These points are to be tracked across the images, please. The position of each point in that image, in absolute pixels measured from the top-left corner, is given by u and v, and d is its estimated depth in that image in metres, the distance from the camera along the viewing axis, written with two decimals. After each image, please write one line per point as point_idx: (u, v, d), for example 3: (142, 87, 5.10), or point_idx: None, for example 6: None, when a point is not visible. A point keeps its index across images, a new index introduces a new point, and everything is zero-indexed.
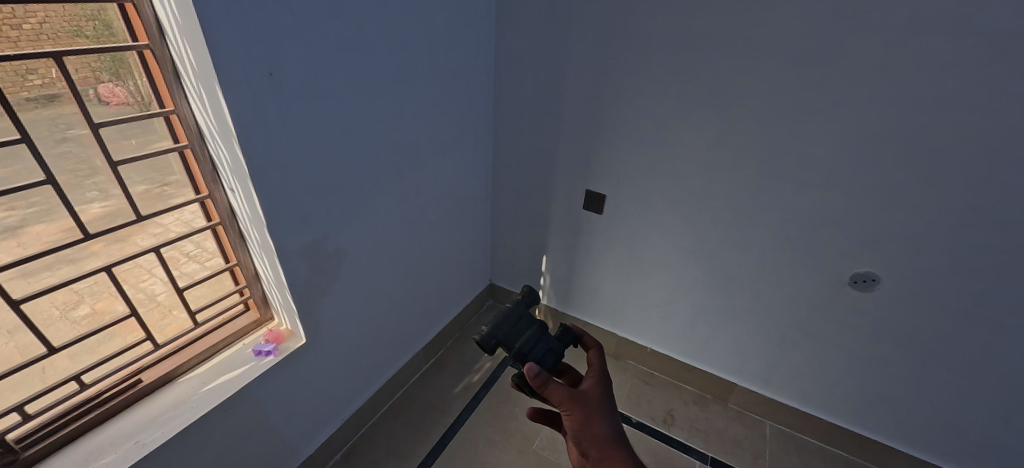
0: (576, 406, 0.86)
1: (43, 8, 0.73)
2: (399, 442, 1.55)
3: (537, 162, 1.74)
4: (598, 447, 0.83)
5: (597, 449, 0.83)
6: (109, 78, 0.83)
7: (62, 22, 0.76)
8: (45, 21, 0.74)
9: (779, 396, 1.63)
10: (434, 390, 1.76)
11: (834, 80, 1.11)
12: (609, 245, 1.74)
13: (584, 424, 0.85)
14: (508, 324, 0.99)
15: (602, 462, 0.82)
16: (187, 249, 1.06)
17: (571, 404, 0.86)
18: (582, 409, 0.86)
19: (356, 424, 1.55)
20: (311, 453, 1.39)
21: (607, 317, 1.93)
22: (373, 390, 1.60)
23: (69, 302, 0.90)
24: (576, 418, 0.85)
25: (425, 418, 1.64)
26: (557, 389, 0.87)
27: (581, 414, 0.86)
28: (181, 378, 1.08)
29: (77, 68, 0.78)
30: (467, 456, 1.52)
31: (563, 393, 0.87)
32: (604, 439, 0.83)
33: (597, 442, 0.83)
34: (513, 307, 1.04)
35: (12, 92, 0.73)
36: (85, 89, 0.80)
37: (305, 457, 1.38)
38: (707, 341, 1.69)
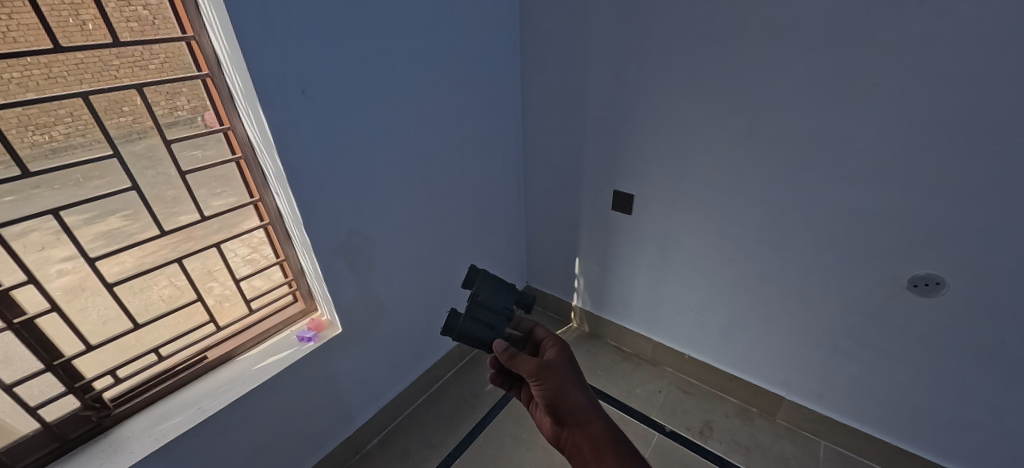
0: (545, 374, 0.85)
1: (163, 50, 0.96)
2: (430, 433, 1.62)
3: (567, 164, 1.75)
4: (574, 414, 0.82)
5: (574, 415, 0.82)
6: (211, 105, 1.04)
7: (176, 61, 0.97)
8: (166, 61, 0.97)
9: (834, 413, 1.46)
10: (467, 387, 1.82)
11: (870, 62, 1.02)
12: (641, 247, 1.69)
13: (558, 392, 0.84)
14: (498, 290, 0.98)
15: (578, 426, 0.81)
16: (264, 252, 1.29)
17: (540, 375, 0.85)
18: (556, 373, 0.86)
19: (392, 412, 1.65)
20: (349, 436, 1.50)
21: (642, 322, 1.87)
22: (408, 381, 1.69)
23: (172, 295, 1.19)
24: (549, 383, 0.85)
25: (456, 411, 1.70)
26: (528, 361, 0.86)
27: (555, 382, 0.84)
28: (239, 358, 1.25)
29: (190, 99, 1.01)
30: (494, 451, 1.55)
31: (534, 365, 0.85)
32: (580, 407, 0.83)
33: (574, 409, 0.82)
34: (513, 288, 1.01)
35: (141, 121, 0.97)
36: (196, 116, 1.03)
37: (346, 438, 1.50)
38: (750, 349, 1.57)
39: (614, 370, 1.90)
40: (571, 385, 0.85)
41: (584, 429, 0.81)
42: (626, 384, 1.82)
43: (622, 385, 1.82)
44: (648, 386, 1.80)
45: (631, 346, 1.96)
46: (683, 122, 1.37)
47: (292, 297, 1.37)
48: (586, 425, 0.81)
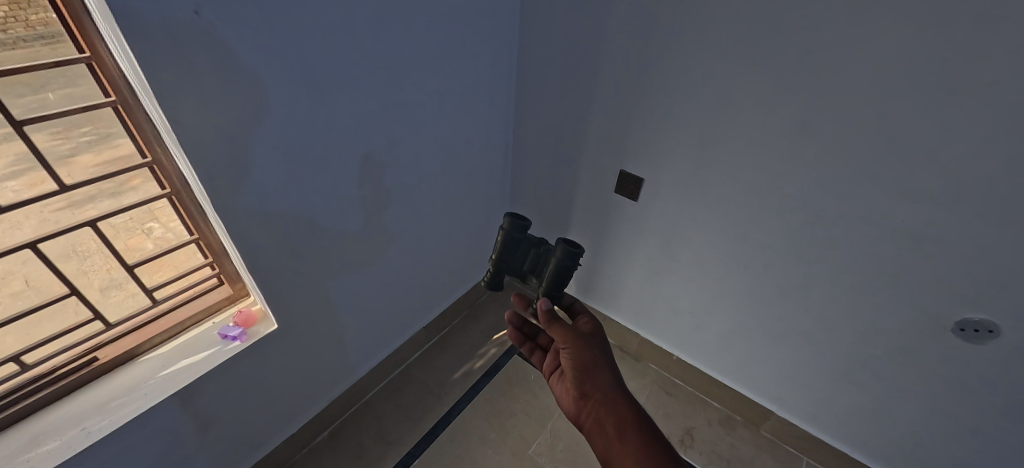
0: (577, 346, 0.98)
1: None
2: (387, 428, 1.44)
3: (565, 131, 1.43)
4: (601, 392, 0.91)
5: (601, 395, 0.90)
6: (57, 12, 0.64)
7: None
8: None
9: (824, 435, 1.37)
10: (434, 373, 1.63)
11: (1004, 53, 0.71)
12: (645, 238, 1.46)
13: (589, 366, 0.96)
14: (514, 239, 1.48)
15: (603, 403, 0.91)
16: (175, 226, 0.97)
17: (569, 342, 0.99)
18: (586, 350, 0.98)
19: (345, 403, 1.46)
20: (293, 432, 1.32)
21: (633, 317, 1.69)
22: (364, 370, 1.48)
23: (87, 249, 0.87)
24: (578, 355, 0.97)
25: (420, 403, 1.53)
26: (561, 325, 1.02)
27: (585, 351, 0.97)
28: (143, 357, 1.00)
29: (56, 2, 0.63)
30: (459, 454, 1.39)
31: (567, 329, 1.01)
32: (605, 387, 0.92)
33: (602, 389, 0.91)
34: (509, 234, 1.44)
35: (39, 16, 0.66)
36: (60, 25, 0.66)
37: (288, 434, 1.31)
38: (747, 360, 1.43)
39: None
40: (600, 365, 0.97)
41: (606, 408, 0.89)
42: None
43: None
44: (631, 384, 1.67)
45: (616, 338, 1.80)
46: (725, 101, 1.05)
47: (216, 280, 1.09)
48: (611, 403, 0.90)
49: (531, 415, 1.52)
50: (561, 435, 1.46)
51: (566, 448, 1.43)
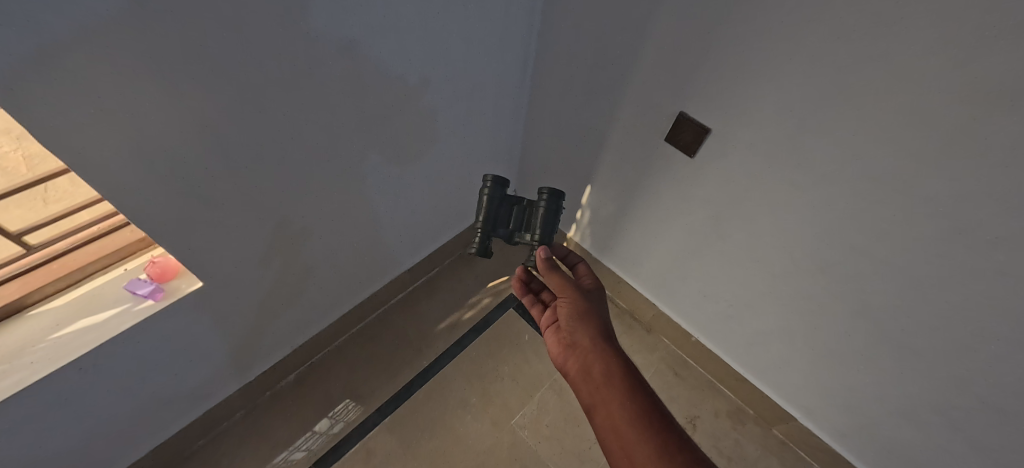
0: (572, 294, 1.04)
1: None
2: (359, 379, 1.32)
3: (610, 49, 0.99)
4: (591, 342, 0.97)
5: (590, 343, 0.96)
6: None
7: None
8: None
9: (849, 454, 1.20)
10: (416, 323, 1.46)
11: None
12: (691, 205, 1.12)
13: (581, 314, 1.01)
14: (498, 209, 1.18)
15: (592, 353, 0.96)
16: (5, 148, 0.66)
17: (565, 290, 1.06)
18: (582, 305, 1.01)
19: (314, 348, 1.32)
20: (252, 380, 1.19)
21: (654, 287, 1.43)
22: (333, 318, 1.31)
23: None
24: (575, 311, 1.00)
25: (396, 355, 1.38)
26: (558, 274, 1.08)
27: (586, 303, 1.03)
28: (32, 311, 0.78)
29: None
30: (433, 418, 1.27)
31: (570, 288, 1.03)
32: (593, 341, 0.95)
33: (589, 337, 0.98)
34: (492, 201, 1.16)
35: None
36: None
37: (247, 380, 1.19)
38: (782, 364, 1.20)
39: None
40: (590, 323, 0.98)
41: (593, 357, 0.95)
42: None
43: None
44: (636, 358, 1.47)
45: (629, 304, 1.56)
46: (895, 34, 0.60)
47: None
48: (598, 354, 0.95)
49: (517, 382, 1.36)
50: (546, 409, 1.31)
51: (551, 424, 1.28)
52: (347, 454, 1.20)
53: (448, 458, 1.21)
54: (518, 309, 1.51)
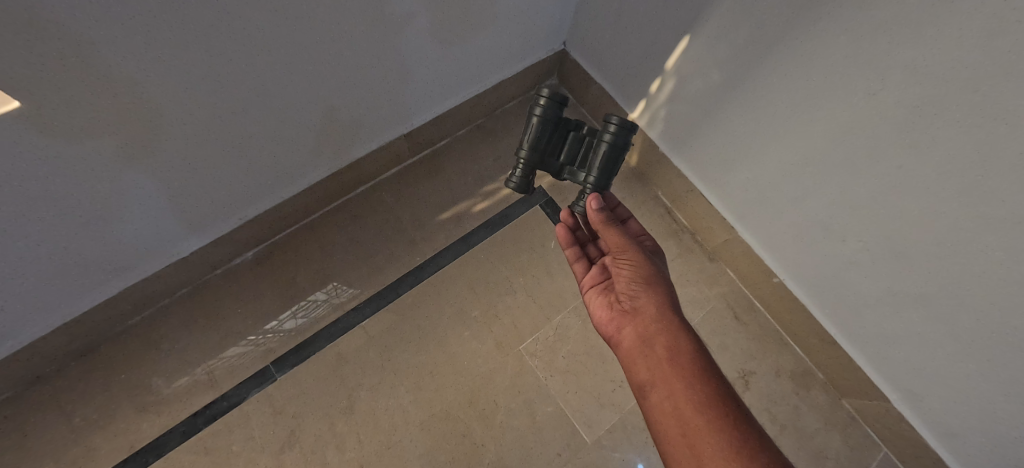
0: (631, 255, 0.73)
1: None
2: (332, 268, 1.03)
3: None
4: (651, 314, 0.67)
5: (652, 314, 0.67)
6: None
7: None
8: None
9: (948, 458, 0.91)
10: (409, 206, 1.10)
11: None
12: (875, 89, 0.61)
13: (642, 280, 0.71)
14: (548, 140, 0.78)
15: (651, 326, 0.66)
16: None
17: (624, 251, 0.74)
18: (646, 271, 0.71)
19: (276, 223, 1.00)
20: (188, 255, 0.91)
21: (740, 206, 1.00)
22: (292, 187, 0.95)
23: None
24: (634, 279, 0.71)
25: (383, 244, 1.06)
26: (615, 234, 0.75)
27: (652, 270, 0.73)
28: None
29: None
30: (422, 328, 1.00)
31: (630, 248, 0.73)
32: (660, 314, 0.66)
33: (652, 307, 0.67)
34: (542, 126, 0.75)
35: None
36: None
37: (183, 254, 0.90)
38: (908, 344, 0.83)
39: None
40: (655, 292, 0.69)
41: (653, 331, 0.65)
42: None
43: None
44: (690, 293, 1.11)
45: (693, 223, 1.15)
46: None
47: None
48: (660, 327, 0.65)
49: (534, 300, 1.05)
50: (567, 338, 1.02)
51: (569, 356, 1.01)
52: (314, 355, 0.96)
53: (436, 377, 0.96)
54: (546, 208, 1.13)
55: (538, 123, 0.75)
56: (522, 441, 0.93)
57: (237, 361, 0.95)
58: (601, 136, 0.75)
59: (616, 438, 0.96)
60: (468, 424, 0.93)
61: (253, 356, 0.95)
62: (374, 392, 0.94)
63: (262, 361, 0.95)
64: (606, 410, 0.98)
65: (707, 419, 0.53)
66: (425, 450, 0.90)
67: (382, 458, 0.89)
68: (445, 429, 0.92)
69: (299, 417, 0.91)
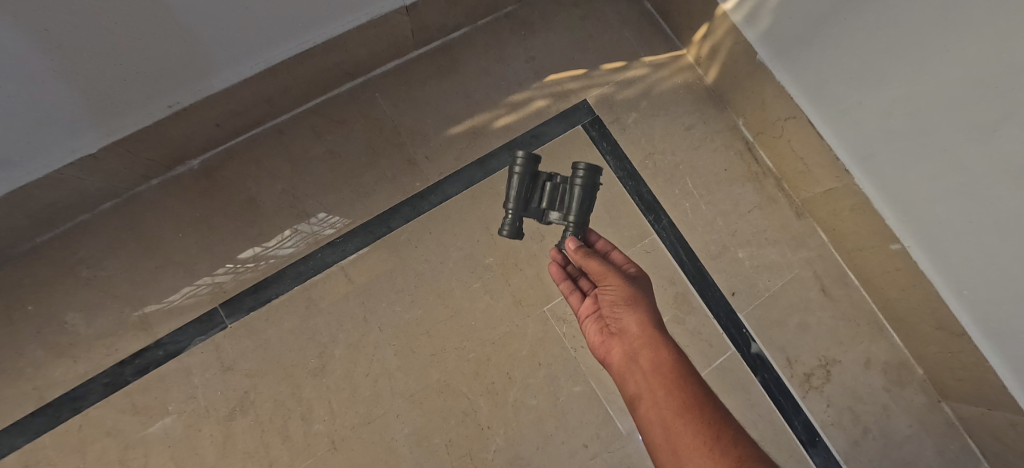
0: (614, 285, 0.53)
1: None
2: (304, 190, 0.77)
3: None
4: (634, 340, 0.49)
5: (636, 336, 0.48)
6: None
7: None
8: None
9: None
10: (408, 115, 0.82)
11: None
12: None
13: (626, 309, 0.51)
14: (527, 187, 0.62)
15: (636, 345, 0.48)
16: None
17: (606, 280, 0.54)
18: (627, 287, 0.53)
19: (229, 122, 0.73)
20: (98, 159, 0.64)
21: (868, 137, 0.70)
22: (242, 75, 0.66)
23: None
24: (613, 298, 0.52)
25: (372, 162, 0.79)
26: (594, 268, 0.55)
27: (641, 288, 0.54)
28: None
29: None
30: (419, 275, 0.76)
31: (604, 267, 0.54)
32: (646, 329, 0.48)
33: (636, 327, 0.49)
34: (518, 177, 0.60)
35: None
36: None
37: (88, 153, 0.63)
38: None
39: (723, 190, 0.87)
40: (640, 308, 0.50)
41: (638, 348, 0.48)
42: (729, 231, 0.85)
43: (721, 234, 0.84)
44: (769, 257, 0.85)
45: (783, 165, 0.87)
46: None
47: None
48: (646, 346, 0.47)
49: None
50: None
51: None
52: (277, 298, 0.73)
53: (434, 339, 0.74)
54: (591, 131, 0.86)
55: (514, 172, 0.60)
56: (539, 426, 0.72)
57: (177, 300, 0.72)
58: (572, 181, 0.61)
59: None
60: (472, 400, 0.72)
61: (197, 295, 0.73)
62: (352, 351, 0.72)
63: (209, 301, 0.73)
64: None
65: (697, 438, 0.37)
66: (413, 429, 0.70)
67: (359, 434, 0.69)
68: (442, 405, 0.71)
69: (254, 375, 0.70)
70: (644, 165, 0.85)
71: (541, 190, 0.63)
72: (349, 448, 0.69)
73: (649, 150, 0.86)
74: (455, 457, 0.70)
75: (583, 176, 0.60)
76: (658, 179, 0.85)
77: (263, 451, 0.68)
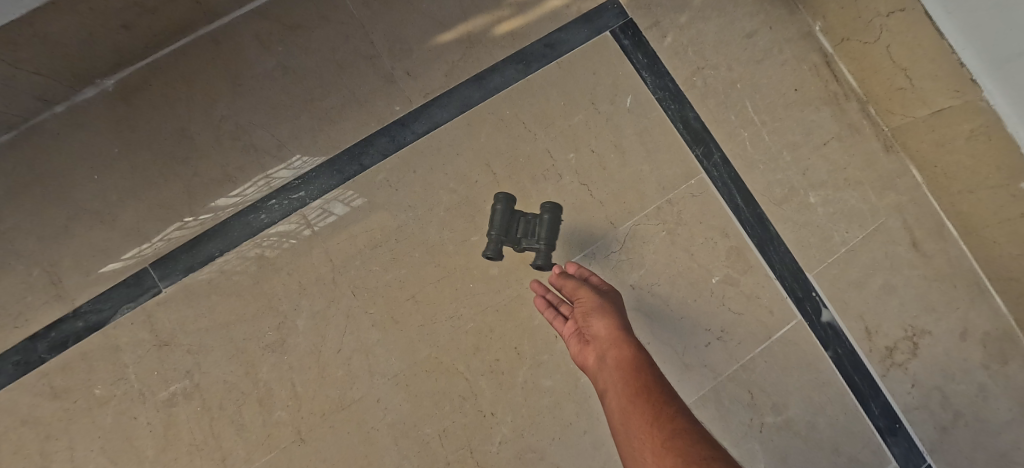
0: (585, 299, 0.47)
1: None
2: (252, 116, 0.60)
3: None
4: (601, 341, 0.44)
5: (601, 338, 0.44)
6: None
7: None
8: None
9: None
10: (382, 18, 0.62)
11: None
12: None
13: (591, 318, 0.46)
14: (507, 224, 0.52)
15: (600, 344, 0.44)
16: None
17: (577, 295, 0.48)
18: (595, 294, 0.47)
19: (140, 24, 0.54)
20: None
21: (998, 35, 0.51)
22: None
23: None
24: (581, 307, 0.47)
25: (338, 82, 0.61)
26: (569, 286, 0.49)
27: (616, 297, 0.48)
28: None
29: None
30: (402, 227, 0.60)
31: (574, 283, 0.48)
32: (610, 331, 0.43)
33: (601, 330, 0.44)
34: (496, 213, 0.51)
35: None
36: None
37: None
38: None
39: (792, 116, 0.67)
40: (608, 312, 0.45)
41: (602, 344, 0.43)
42: (799, 170, 0.66)
43: (789, 174, 0.66)
44: (847, 202, 0.67)
45: (872, 82, 0.67)
46: None
47: None
48: (609, 345, 0.43)
49: (591, 192, 0.62)
50: (640, 258, 0.62)
51: (641, 286, 0.61)
52: (223, 256, 0.58)
53: (423, 306, 0.58)
54: (623, 39, 0.66)
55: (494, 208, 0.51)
56: (556, 412, 0.58)
57: (97, 258, 0.57)
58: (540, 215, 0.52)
59: (705, 416, 0.60)
60: (472, 382, 0.57)
61: (122, 252, 0.58)
62: (319, 322, 0.57)
63: (138, 261, 0.58)
64: (693, 375, 0.61)
65: (644, 425, 0.34)
66: (398, 417, 0.56)
67: (331, 423, 0.56)
68: (435, 387, 0.57)
69: (198, 351, 0.56)
70: (690, 84, 0.66)
71: (517, 226, 0.52)
72: (320, 440, 0.55)
73: (697, 64, 0.66)
74: (451, 451, 0.56)
75: (547, 214, 0.51)
76: (708, 101, 0.66)
77: (213, 444, 0.55)
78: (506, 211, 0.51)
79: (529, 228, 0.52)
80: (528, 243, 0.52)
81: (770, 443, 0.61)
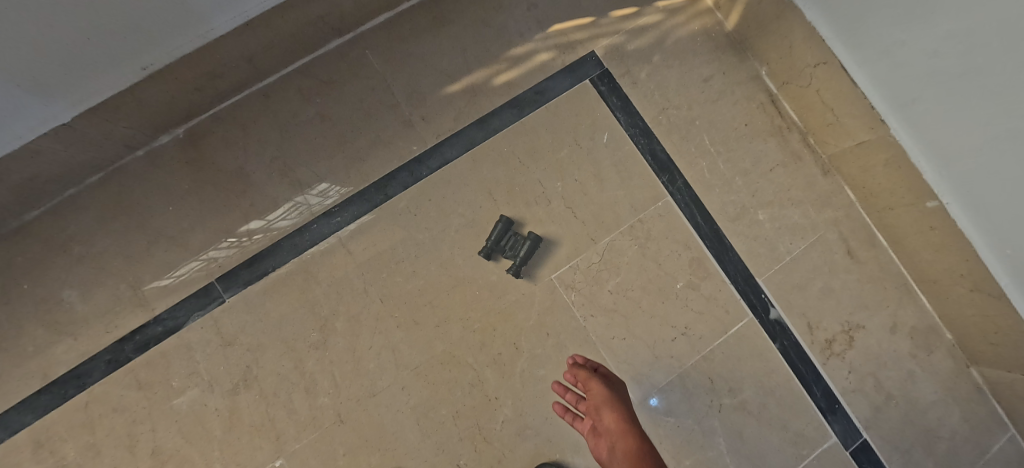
0: (595, 393, 0.59)
1: None
2: (296, 156, 0.73)
3: None
4: (610, 432, 0.56)
5: (610, 429, 0.56)
6: None
7: None
8: None
9: None
10: (401, 74, 0.76)
11: None
12: None
13: (601, 409, 0.58)
14: (499, 239, 0.70)
15: (609, 435, 0.56)
16: None
17: (588, 386, 0.60)
18: (604, 387, 0.59)
19: (209, 86, 0.67)
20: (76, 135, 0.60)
21: (893, 90, 0.65)
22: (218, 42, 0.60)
23: None
24: (593, 400, 0.59)
25: (365, 127, 0.74)
26: (585, 381, 0.61)
27: (619, 387, 0.60)
28: None
29: None
30: (419, 245, 0.72)
31: (586, 375, 0.60)
32: (617, 423, 0.55)
33: (609, 421, 0.56)
34: (496, 230, 0.70)
35: None
36: None
37: (60, 125, 0.57)
38: None
39: (742, 147, 0.80)
40: (615, 406, 0.57)
41: (612, 435, 0.55)
42: (749, 192, 0.79)
43: (741, 195, 0.79)
44: (791, 217, 0.80)
45: (809, 118, 0.80)
46: None
47: None
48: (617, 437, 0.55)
49: (575, 214, 0.75)
50: (616, 267, 0.74)
51: (617, 292, 0.74)
52: (274, 271, 0.71)
53: (438, 310, 0.71)
54: (600, 85, 0.79)
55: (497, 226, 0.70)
56: (548, 395, 0.70)
57: (171, 275, 0.70)
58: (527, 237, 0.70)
59: (672, 398, 0.73)
60: (478, 372, 0.70)
61: (192, 269, 0.70)
62: (353, 324, 0.70)
63: (205, 276, 0.70)
64: (662, 364, 0.73)
65: None
66: (418, 401, 0.69)
67: (364, 407, 0.68)
68: (448, 376, 0.70)
69: (255, 349, 0.69)
70: (657, 122, 0.79)
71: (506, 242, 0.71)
72: (355, 420, 0.68)
73: (663, 105, 0.80)
74: (463, 429, 0.69)
75: (530, 240, 0.70)
76: (672, 136, 0.79)
77: (269, 425, 0.67)
78: (504, 229, 0.70)
79: (513, 244, 0.71)
80: (508, 255, 0.71)
81: (728, 420, 0.74)
